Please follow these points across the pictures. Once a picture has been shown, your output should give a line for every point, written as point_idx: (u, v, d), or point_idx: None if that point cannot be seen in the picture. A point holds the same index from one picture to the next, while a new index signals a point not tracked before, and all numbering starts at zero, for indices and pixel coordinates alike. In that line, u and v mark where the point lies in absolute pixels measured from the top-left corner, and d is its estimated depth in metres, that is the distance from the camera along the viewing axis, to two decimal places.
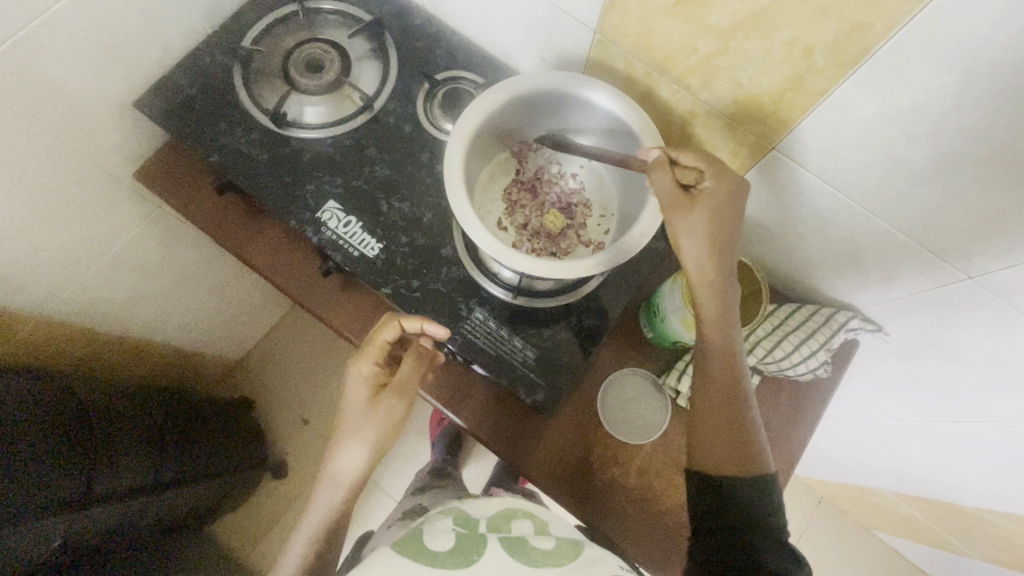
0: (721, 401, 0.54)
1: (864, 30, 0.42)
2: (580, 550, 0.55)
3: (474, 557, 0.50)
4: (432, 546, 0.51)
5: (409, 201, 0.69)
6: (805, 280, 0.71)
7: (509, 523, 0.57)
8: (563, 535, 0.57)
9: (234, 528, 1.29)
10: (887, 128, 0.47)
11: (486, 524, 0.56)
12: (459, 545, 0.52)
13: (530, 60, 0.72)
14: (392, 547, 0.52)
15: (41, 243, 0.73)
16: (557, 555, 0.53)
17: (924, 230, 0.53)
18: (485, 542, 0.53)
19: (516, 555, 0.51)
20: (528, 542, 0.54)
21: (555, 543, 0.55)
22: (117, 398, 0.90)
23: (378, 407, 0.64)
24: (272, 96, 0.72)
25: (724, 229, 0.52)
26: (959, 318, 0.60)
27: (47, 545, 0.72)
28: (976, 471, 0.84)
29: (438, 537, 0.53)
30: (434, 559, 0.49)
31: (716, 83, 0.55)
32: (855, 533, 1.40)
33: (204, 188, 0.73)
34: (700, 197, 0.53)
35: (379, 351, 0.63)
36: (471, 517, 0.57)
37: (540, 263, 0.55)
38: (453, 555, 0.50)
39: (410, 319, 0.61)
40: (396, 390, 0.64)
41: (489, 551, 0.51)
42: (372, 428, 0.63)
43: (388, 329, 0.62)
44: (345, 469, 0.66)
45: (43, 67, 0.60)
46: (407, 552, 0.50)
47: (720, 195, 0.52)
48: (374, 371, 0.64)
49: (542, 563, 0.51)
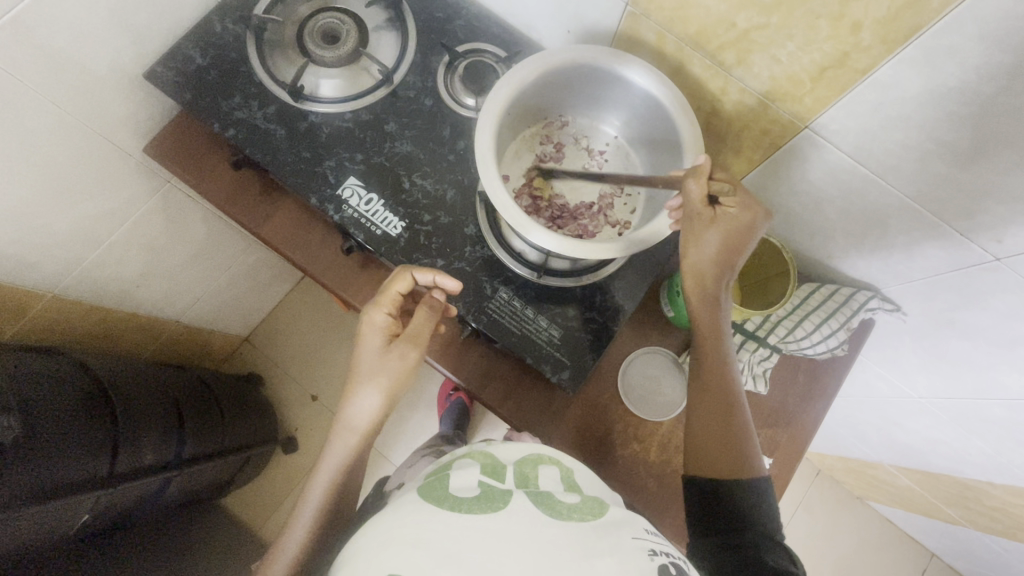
0: (715, 419, 0.57)
1: (919, 7, 0.42)
2: (605, 511, 0.50)
3: (498, 505, 0.46)
4: (460, 494, 0.48)
5: (431, 177, 0.68)
6: (826, 259, 0.72)
7: (536, 472, 0.53)
8: (588, 493, 0.52)
9: (247, 501, 1.31)
10: (930, 107, 0.47)
11: (513, 472, 0.53)
12: (485, 493, 0.48)
13: (554, 32, 0.70)
14: (417, 492, 0.49)
15: (52, 220, 0.71)
16: (583, 510, 0.48)
17: (954, 211, 0.54)
18: (512, 492, 0.49)
19: (541, 506, 0.47)
20: (554, 496, 0.49)
21: (581, 499, 0.51)
22: (136, 370, 0.88)
23: (390, 355, 0.59)
24: (288, 68, 0.70)
25: (733, 247, 0.53)
26: (982, 298, 0.61)
27: (74, 519, 0.72)
28: (979, 445, 0.87)
29: (465, 484, 0.50)
30: (457, 505, 0.46)
31: (752, 59, 0.54)
32: (850, 503, 1.45)
33: (221, 163, 0.71)
34: (720, 218, 0.52)
35: (394, 301, 0.60)
36: (498, 463, 0.54)
37: (568, 242, 0.55)
38: (478, 501, 0.47)
39: (422, 270, 0.59)
40: (410, 339, 0.60)
41: (515, 501, 0.47)
42: (388, 375, 0.59)
43: (401, 280, 0.59)
44: (360, 416, 0.61)
45: (51, 32, 0.58)
46: (432, 499, 0.47)
47: (739, 220, 0.52)
48: (388, 322, 0.60)
49: (568, 516, 0.47)
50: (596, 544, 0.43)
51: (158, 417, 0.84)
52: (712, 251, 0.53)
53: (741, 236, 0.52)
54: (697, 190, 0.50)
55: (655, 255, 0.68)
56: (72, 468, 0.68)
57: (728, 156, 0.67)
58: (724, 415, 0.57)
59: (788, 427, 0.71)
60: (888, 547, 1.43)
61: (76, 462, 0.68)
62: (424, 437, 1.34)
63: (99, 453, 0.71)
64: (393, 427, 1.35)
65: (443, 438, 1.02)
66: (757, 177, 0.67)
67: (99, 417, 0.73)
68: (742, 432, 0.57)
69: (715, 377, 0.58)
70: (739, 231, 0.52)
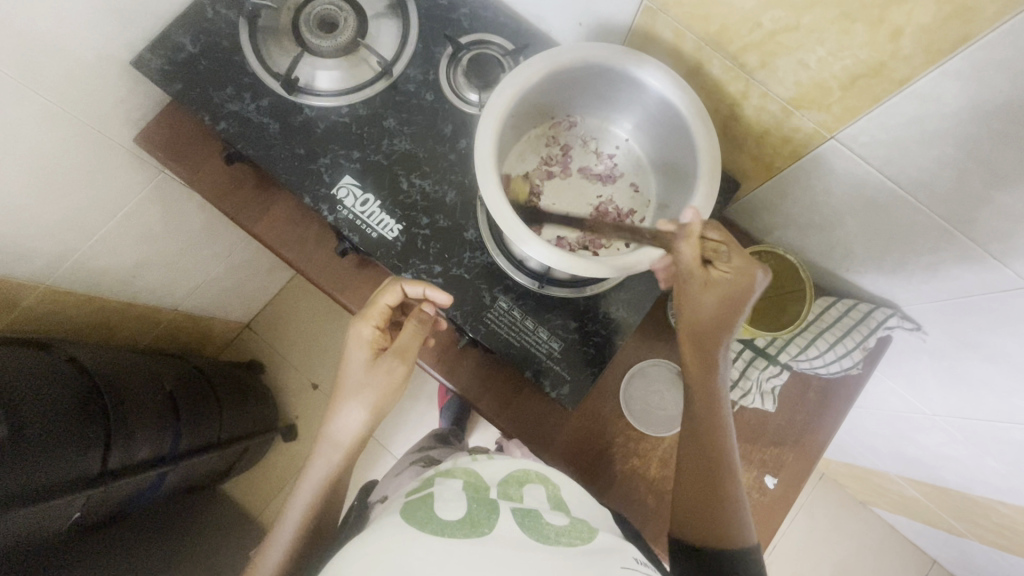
0: (697, 482, 0.54)
1: (969, 15, 0.38)
2: (594, 536, 0.48)
3: (485, 531, 0.44)
4: (444, 516, 0.46)
5: (430, 177, 0.65)
6: (845, 273, 0.68)
7: (521, 490, 0.52)
8: (576, 514, 0.51)
9: (246, 487, 1.32)
10: (973, 125, 0.43)
11: (497, 491, 0.51)
12: (469, 515, 0.46)
13: (564, 24, 0.66)
14: (400, 511, 0.47)
15: (41, 213, 0.69)
16: (571, 535, 0.47)
17: (989, 233, 0.50)
18: (497, 514, 0.47)
19: (526, 530, 0.45)
20: (540, 518, 0.48)
21: (568, 522, 0.49)
22: (131, 362, 0.86)
23: (377, 369, 0.59)
24: (283, 57, 0.67)
25: (727, 308, 0.50)
26: (1011, 323, 0.57)
27: (67, 516, 0.71)
28: (992, 465, 0.84)
29: (450, 504, 0.48)
30: (441, 528, 0.44)
31: (778, 63, 0.50)
32: (852, 508, 1.43)
33: (212, 156, 0.68)
34: (714, 279, 0.49)
35: (382, 314, 0.58)
36: (481, 482, 0.52)
37: (570, 257, 0.52)
38: (462, 525, 0.45)
39: (412, 284, 0.57)
40: (397, 353, 0.59)
41: (501, 526, 0.45)
42: (373, 391, 0.59)
43: (390, 292, 0.58)
44: (344, 431, 0.61)
45: (29, 19, 0.54)
46: (415, 522, 0.44)
47: (734, 284, 0.49)
48: (374, 336, 0.59)
49: (555, 541, 0.45)
50: (587, 575, 0.42)
51: (152, 411, 0.83)
52: (707, 312, 0.50)
53: (740, 298, 0.49)
54: (687, 250, 0.48)
55: None
56: (62, 468, 0.67)
57: (745, 163, 0.63)
58: (710, 479, 0.54)
59: (795, 446, 0.68)
60: (888, 553, 1.42)
61: (66, 461, 0.67)
62: (424, 429, 1.33)
63: (90, 450, 0.71)
64: (393, 419, 1.34)
65: (436, 437, 1.00)
66: (775, 186, 0.62)
67: (91, 414, 0.72)
68: (731, 501, 0.54)
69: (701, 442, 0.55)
70: (734, 294, 0.49)
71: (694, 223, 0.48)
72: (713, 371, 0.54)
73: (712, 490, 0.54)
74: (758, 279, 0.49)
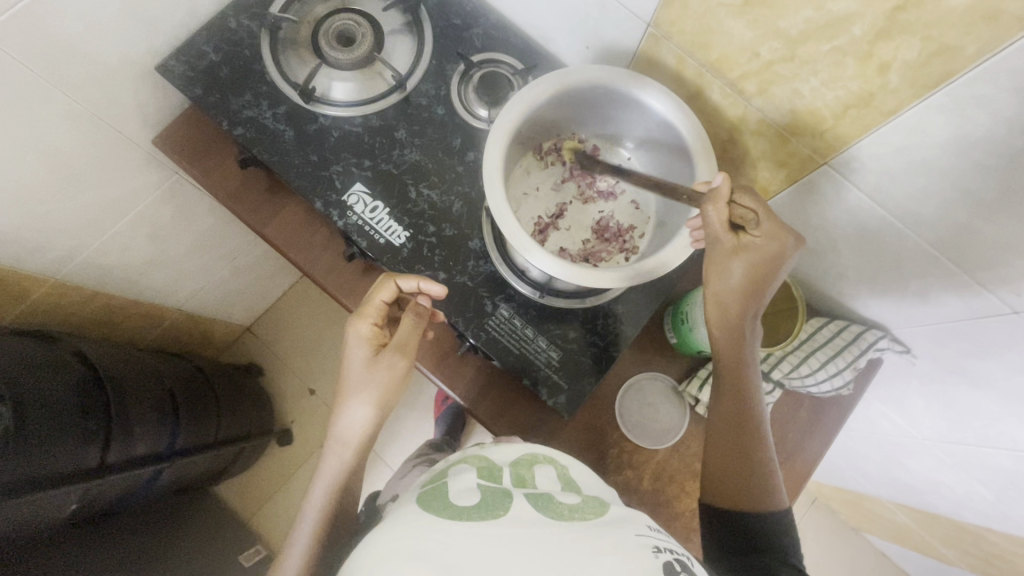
0: (731, 447, 0.57)
1: (951, 53, 0.40)
2: (605, 510, 0.49)
3: (499, 510, 0.45)
4: (460, 502, 0.47)
5: (438, 188, 0.67)
6: (837, 295, 0.70)
7: (532, 472, 0.53)
8: (586, 492, 0.52)
9: (238, 490, 1.31)
10: (956, 157, 0.46)
11: (510, 474, 0.52)
12: (485, 499, 0.47)
13: (572, 47, 0.69)
14: (416, 502, 0.48)
15: (58, 208, 0.71)
16: (583, 509, 0.48)
17: (975, 261, 0.52)
18: (510, 496, 0.48)
19: (541, 509, 0.46)
20: (552, 497, 0.49)
21: (580, 499, 0.50)
22: (132, 358, 0.87)
23: (378, 366, 0.60)
24: (301, 68, 0.69)
25: (759, 276, 0.52)
26: (996, 349, 0.59)
27: (62, 508, 0.72)
28: (981, 491, 0.85)
29: (465, 491, 0.49)
30: (457, 513, 0.45)
31: (774, 91, 0.52)
32: (844, 534, 1.43)
33: (226, 160, 0.71)
34: (743, 246, 0.51)
35: (377, 311, 0.60)
36: (493, 466, 0.53)
37: (569, 267, 0.54)
38: (478, 507, 0.46)
39: (406, 278, 0.59)
40: (397, 349, 0.60)
41: (516, 506, 0.46)
42: (375, 387, 0.60)
43: (385, 288, 0.59)
44: (351, 428, 0.62)
45: (62, 23, 0.57)
46: (432, 509, 0.46)
47: (766, 250, 0.51)
48: (374, 332, 0.61)
49: (569, 516, 0.46)
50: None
51: (151, 408, 0.84)
52: (737, 282, 0.52)
53: (770, 264, 0.51)
54: (714, 216, 0.50)
55: (661, 282, 0.67)
56: (61, 459, 0.68)
57: (742, 185, 0.65)
58: (745, 442, 0.57)
59: (786, 464, 0.69)
60: None
61: (66, 453, 0.68)
62: (419, 439, 1.33)
63: (89, 444, 0.71)
64: (388, 427, 1.34)
65: (433, 445, 1.01)
66: (770, 209, 0.65)
67: (92, 408, 0.73)
68: (765, 465, 0.56)
69: (734, 410, 0.57)
70: (765, 260, 0.51)
71: (722, 186, 0.50)
72: (744, 341, 0.56)
73: (745, 453, 0.56)
74: (791, 247, 0.51)
